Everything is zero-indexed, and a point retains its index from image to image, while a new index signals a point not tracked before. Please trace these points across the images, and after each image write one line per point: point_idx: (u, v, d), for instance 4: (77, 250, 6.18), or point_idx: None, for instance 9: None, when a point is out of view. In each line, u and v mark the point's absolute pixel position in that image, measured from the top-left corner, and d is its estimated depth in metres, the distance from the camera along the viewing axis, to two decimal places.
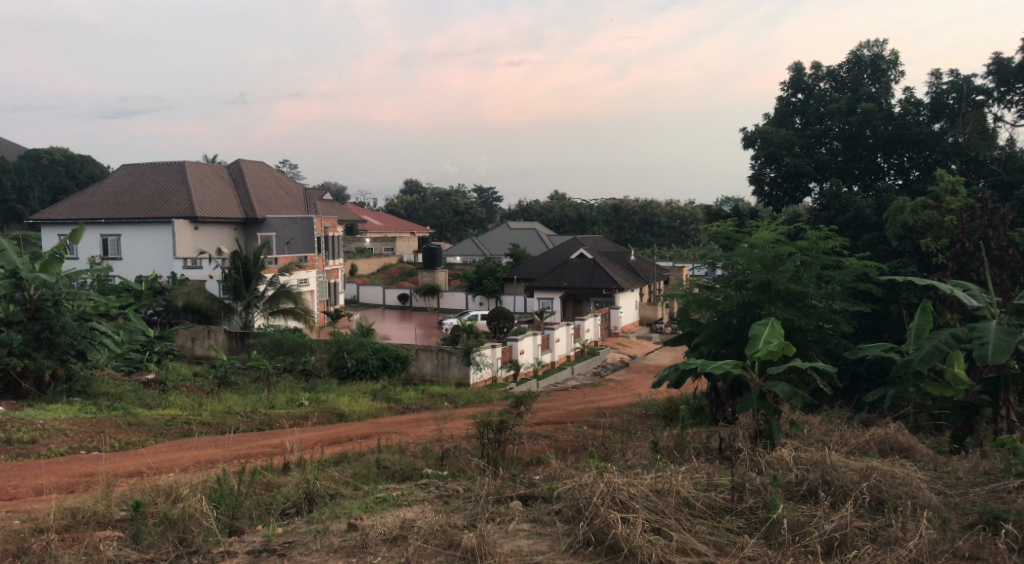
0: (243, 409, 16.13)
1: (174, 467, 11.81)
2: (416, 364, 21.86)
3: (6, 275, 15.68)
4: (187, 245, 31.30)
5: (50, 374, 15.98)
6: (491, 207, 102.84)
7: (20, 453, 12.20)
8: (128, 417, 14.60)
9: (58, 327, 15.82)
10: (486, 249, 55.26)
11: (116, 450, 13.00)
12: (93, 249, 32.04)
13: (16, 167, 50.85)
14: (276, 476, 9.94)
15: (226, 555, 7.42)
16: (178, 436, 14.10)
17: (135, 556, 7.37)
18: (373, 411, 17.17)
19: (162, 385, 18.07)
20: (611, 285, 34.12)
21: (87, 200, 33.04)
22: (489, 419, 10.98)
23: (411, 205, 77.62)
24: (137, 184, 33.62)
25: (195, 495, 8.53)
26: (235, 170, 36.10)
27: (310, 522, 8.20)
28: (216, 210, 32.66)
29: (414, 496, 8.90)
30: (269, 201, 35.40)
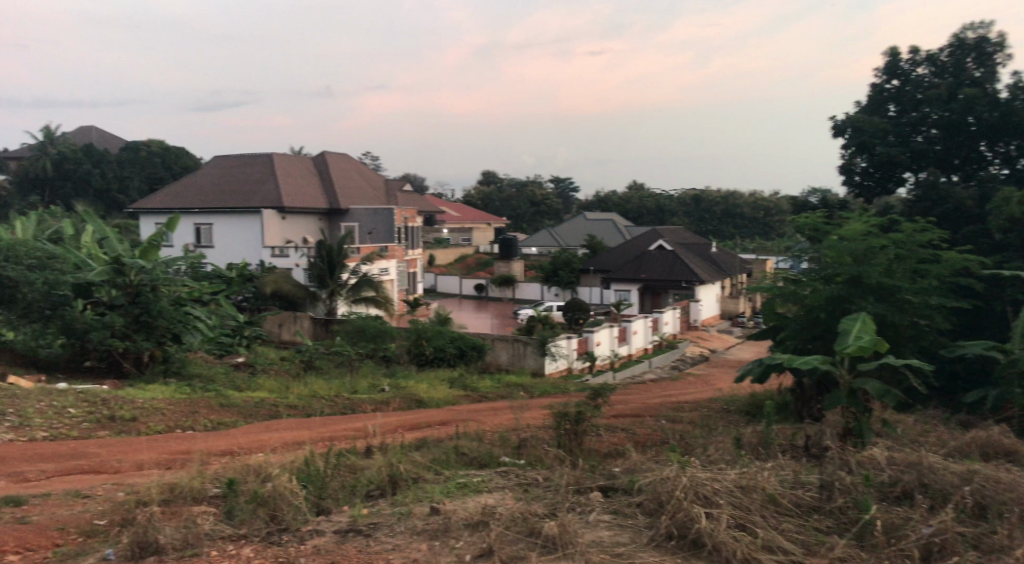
0: (326, 393, 16.61)
1: (262, 447, 12.26)
2: (492, 354, 22.08)
3: (109, 261, 16.41)
4: (274, 234, 32.33)
5: (149, 355, 16.82)
6: (569, 198, 102.58)
7: (123, 430, 12.87)
8: (220, 398, 15.21)
9: (155, 311, 16.55)
10: (563, 240, 55.16)
11: (210, 429, 13.59)
12: (186, 237, 33.35)
13: (117, 159, 53.29)
14: (359, 459, 10.17)
15: (315, 534, 7.67)
16: (267, 418, 14.64)
17: (229, 532, 7.60)
18: (451, 398, 17.42)
19: (251, 368, 18.81)
20: (690, 277, 33.64)
21: (182, 190, 34.44)
22: (566, 410, 10.97)
23: (488, 196, 78.12)
24: (228, 175, 34.85)
25: (284, 474, 8.81)
26: (320, 162, 37.09)
27: (394, 505, 8.40)
28: (302, 201, 33.59)
29: (494, 483, 9.02)
30: (352, 192, 36.25)
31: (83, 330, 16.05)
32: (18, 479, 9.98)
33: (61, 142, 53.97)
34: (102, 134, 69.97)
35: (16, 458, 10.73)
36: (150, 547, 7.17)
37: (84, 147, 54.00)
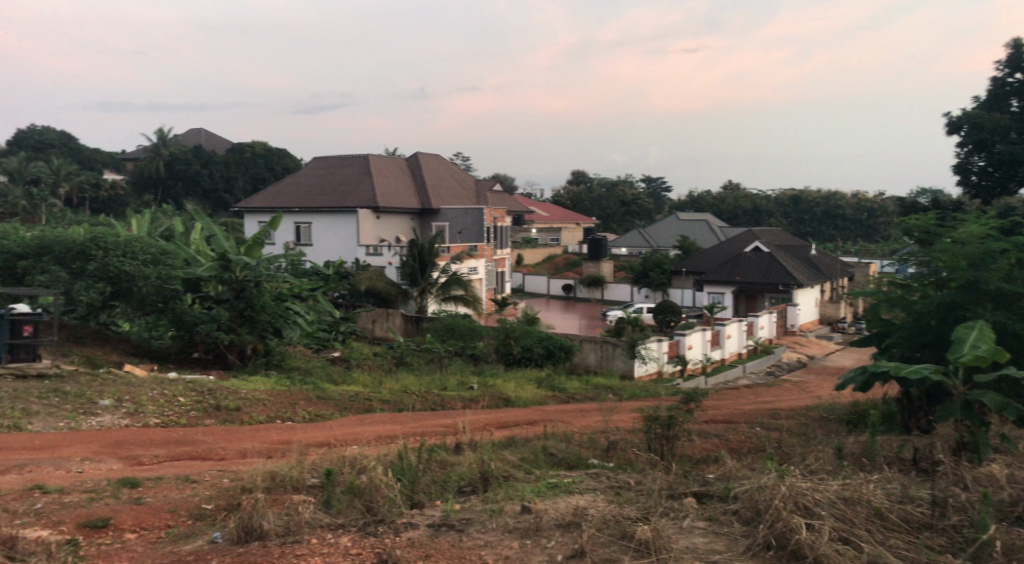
0: (418, 389, 16.89)
1: (357, 440, 12.58)
2: (580, 355, 21.98)
3: (217, 258, 17.22)
4: (369, 233, 33.12)
5: (252, 348, 17.55)
6: (660, 197, 101.20)
7: (227, 418, 13.45)
8: (317, 391, 15.68)
9: (258, 306, 17.28)
10: (654, 240, 54.48)
11: (307, 420, 14.04)
12: (287, 236, 34.56)
13: (223, 160, 55.74)
14: (449, 454, 10.29)
15: (410, 526, 7.82)
16: (361, 411, 15.02)
17: (328, 521, 7.81)
18: (539, 398, 17.45)
19: (346, 363, 19.36)
20: (788, 280, 32.66)
21: (283, 191, 35.72)
22: (658, 414, 10.80)
23: (578, 195, 77.94)
24: (326, 176, 35.94)
25: (379, 466, 9.01)
26: (413, 162, 37.81)
27: (486, 501, 8.48)
28: (396, 201, 34.32)
29: (585, 484, 8.97)
30: (444, 192, 36.78)
31: (192, 323, 16.80)
32: (133, 462, 10.55)
33: (173, 144, 56.88)
34: (209, 136, 73.34)
35: (131, 442, 11.34)
36: (254, 532, 7.41)
37: (194, 148, 56.73)
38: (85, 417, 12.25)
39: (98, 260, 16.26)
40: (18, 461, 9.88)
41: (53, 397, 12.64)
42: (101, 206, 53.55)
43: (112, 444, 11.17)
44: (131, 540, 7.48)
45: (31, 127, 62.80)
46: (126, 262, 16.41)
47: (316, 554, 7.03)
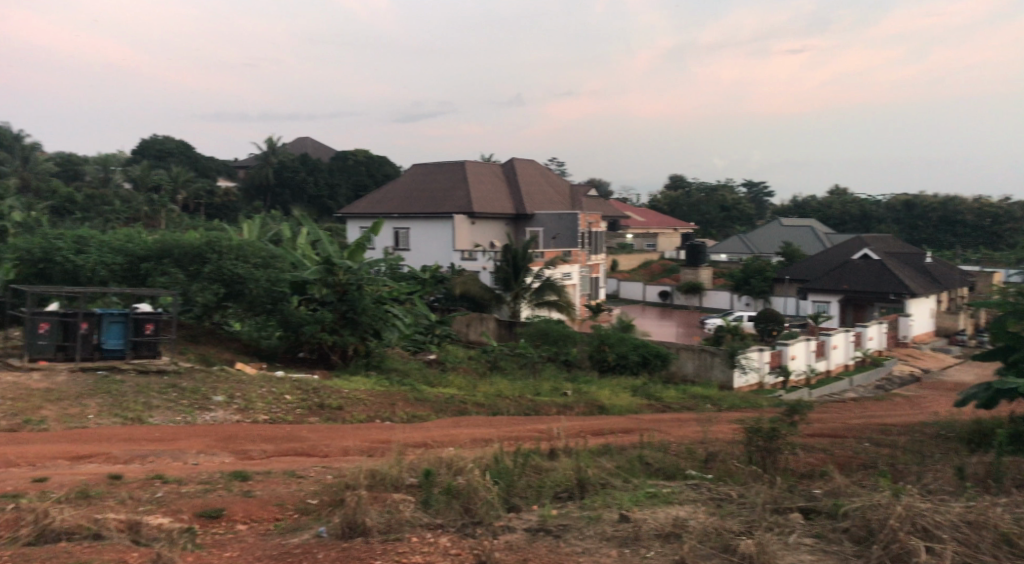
0: (512, 394, 16.97)
1: (453, 441, 12.73)
2: (677, 364, 21.61)
3: (321, 261, 17.75)
4: (465, 238, 33.55)
5: (353, 349, 18.07)
6: (762, 203, 98.38)
7: (330, 417, 13.87)
8: (415, 393, 15.96)
9: (360, 309, 17.76)
10: (755, 247, 53.09)
11: (406, 421, 14.32)
12: (387, 241, 35.41)
13: (328, 167, 57.72)
14: (545, 460, 10.24)
15: (507, 530, 7.84)
16: (457, 414, 15.20)
17: (427, 521, 7.89)
18: (634, 407, 17.24)
19: (442, 365, 19.67)
20: (900, 289, 31.24)
21: (384, 197, 36.65)
22: (759, 426, 10.49)
23: (676, 200, 76.83)
24: (425, 182, 36.64)
25: (477, 469, 9.06)
26: (510, 168, 38.09)
27: (583, 508, 8.42)
28: (492, 206, 34.64)
29: (685, 495, 8.78)
30: (540, 198, 36.90)
31: (298, 324, 17.35)
32: (243, 456, 11.01)
33: (281, 153, 59.31)
34: (316, 144, 76.04)
35: (241, 437, 11.83)
36: (358, 528, 7.55)
37: (301, 156, 58.96)
38: (199, 412, 12.85)
39: (213, 263, 17.04)
40: (140, 452, 10.45)
41: (171, 392, 13.34)
42: (216, 212, 56.35)
43: (224, 438, 11.68)
44: (242, 531, 7.79)
45: (154, 137, 66.71)
46: (239, 265, 17.16)
47: (416, 552, 7.13)
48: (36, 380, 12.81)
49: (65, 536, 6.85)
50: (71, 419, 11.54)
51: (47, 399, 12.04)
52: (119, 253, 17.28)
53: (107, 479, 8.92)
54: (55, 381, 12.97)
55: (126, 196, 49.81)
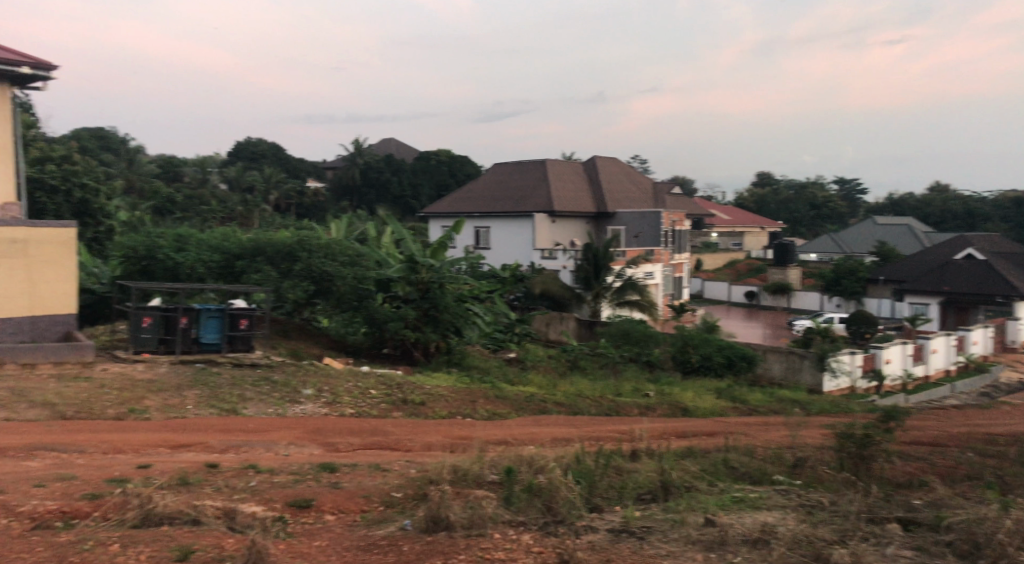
0: (592, 394, 16.87)
1: (534, 440, 12.74)
2: (764, 366, 21.13)
3: (404, 260, 18.05)
4: (545, 237, 33.56)
5: (435, 346, 18.32)
6: (856, 201, 94.83)
7: (413, 412, 14.09)
8: (496, 390, 16.05)
9: (441, 306, 18.00)
10: (847, 246, 51.30)
11: (487, 418, 14.41)
12: (468, 240, 35.75)
13: (411, 168, 58.78)
14: (627, 461, 10.10)
15: (590, 530, 7.79)
16: (537, 412, 15.22)
17: (509, 518, 7.91)
18: (719, 409, 16.90)
19: (523, 364, 19.73)
20: (1009, 292, 29.76)
21: (466, 196, 37.01)
22: (852, 432, 10.12)
23: (763, 198, 74.96)
24: (506, 181, 36.83)
25: (559, 468, 9.02)
26: (591, 166, 37.87)
27: (667, 511, 8.30)
28: (573, 205, 34.54)
29: (773, 501, 8.55)
30: (621, 196, 36.56)
31: (383, 321, 17.72)
32: (330, 448, 11.31)
33: (367, 154, 60.70)
34: (400, 145, 77.50)
35: (329, 430, 12.15)
36: (442, 522, 7.60)
37: (386, 157, 60.21)
38: (290, 405, 13.27)
39: (303, 261, 17.58)
40: (235, 442, 10.86)
41: (263, 385, 13.82)
42: (305, 211, 58.12)
43: (313, 431, 12.02)
44: (330, 521, 7.99)
45: (248, 139, 69.30)
46: (328, 263, 17.60)
47: (500, 549, 7.15)
48: (139, 372, 13.48)
49: (167, 520, 7.14)
50: (171, 409, 12.08)
51: (150, 389, 12.65)
52: (216, 251, 18.05)
53: (205, 467, 9.29)
54: (157, 372, 13.61)
55: (221, 196, 52.01)
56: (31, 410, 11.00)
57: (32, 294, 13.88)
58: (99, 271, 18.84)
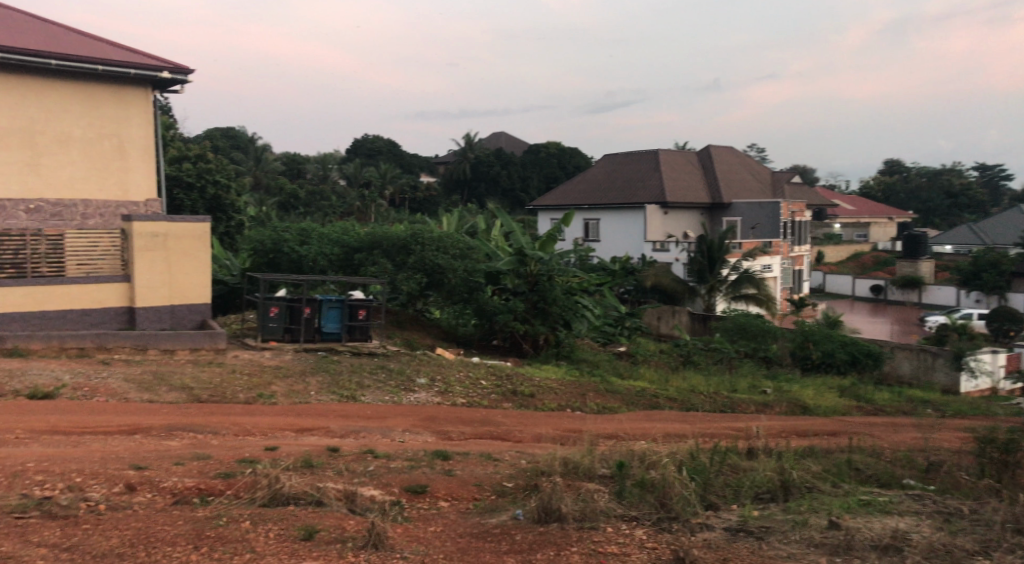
0: (706, 389, 16.50)
1: (646, 435, 12.59)
2: (892, 364, 20.08)
3: (514, 252, 18.21)
4: (657, 229, 33.05)
5: (544, 339, 18.39)
6: (997, 188, 88.40)
7: (523, 404, 14.20)
8: (606, 384, 15.95)
9: (551, 299, 18.06)
10: (988, 237, 47.89)
11: (597, 412, 14.35)
12: (578, 232, 35.69)
13: (521, 161, 59.23)
14: (744, 459, 9.82)
15: (705, 527, 7.61)
16: (648, 407, 15.03)
17: (621, 512, 7.83)
18: (842, 408, 16.19)
19: (634, 358, 19.53)
20: None
21: (576, 188, 36.91)
22: (993, 436, 9.47)
23: (892, 186, 71.04)
24: (618, 172, 36.46)
25: (673, 464, 8.86)
26: (706, 156, 36.96)
27: (787, 511, 8.02)
28: (686, 196, 33.83)
29: (904, 506, 8.13)
30: (737, 186, 35.52)
31: (492, 312, 18.03)
32: (443, 436, 11.54)
33: (478, 148, 61.51)
34: (510, 139, 78.06)
35: (442, 418, 12.40)
36: (553, 513, 7.61)
37: (497, 151, 60.83)
38: (405, 393, 13.64)
39: (417, 254, 17.94)
40: (354, 427, 11.26)
41: (380, 373, 14.28)
42: (418, 206, 59.56)
43: (427, 419, 12.29)
44: (444, 507, 8.16)
45: (364, 136, 71.59)
46: (440, 256, 17.91)
47: (613, 543, 7.09)
48: (267, 358, 14.20)
49: (293, 501, 7.48)
50: (295, 395, 12.64)
51: (276, 375, 13.29)
52: (336, 244, 18.77)
53: (327, 451, 9.68)
54: (283, 359, 14.28)
55: (340, 192, 54.07)
56: (171, 393, 11.76)
57: (172, 284, 14.83)
58: (230, 262, 19.88)
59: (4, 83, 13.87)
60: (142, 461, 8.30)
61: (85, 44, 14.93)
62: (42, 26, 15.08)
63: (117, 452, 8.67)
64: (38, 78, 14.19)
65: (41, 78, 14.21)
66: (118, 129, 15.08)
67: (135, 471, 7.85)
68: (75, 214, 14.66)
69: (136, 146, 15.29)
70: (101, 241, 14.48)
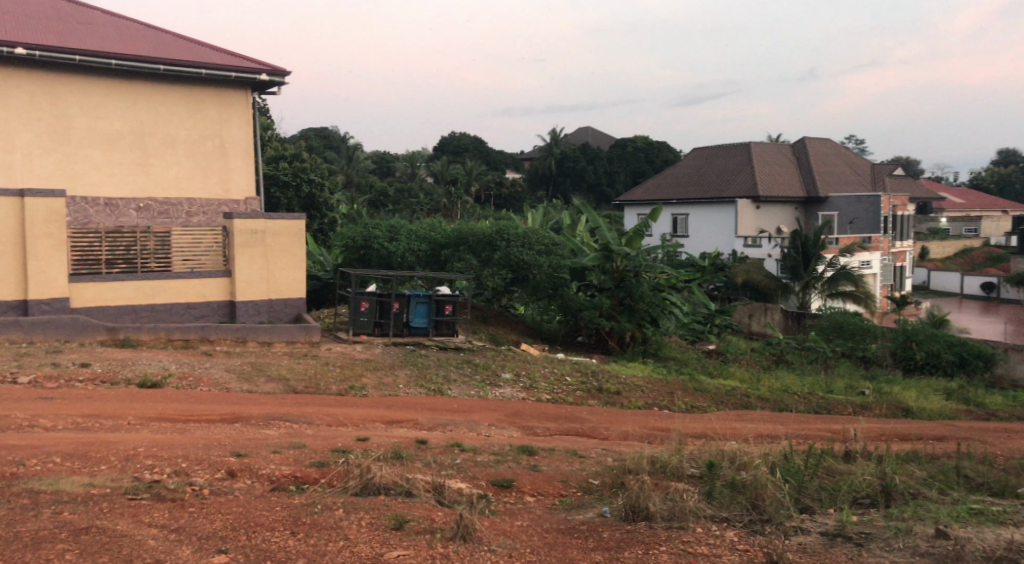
0: (800, 390, 16.00)
1: (737, 435, 12.32)
2: (1004, 366, 18.99)
3: (600, 248, 18.09)
4: (748, 224, 32.26)
5: (631, 336, 18.21)
6: None
7: (609, 401, 14.11)
8: (695, 382, 15.67)
9: (637, 296, 17.88)
10: None
11: (685, 411, 14.12)
12: (665, 228, 35.21)
13: (607, 156, 58.78)
14: (841, 462, 9.48)
15: (800, 531, 7.38)
16: (739, 407, 14.70)
17: (711, 513, 7.67)
18: (948, 412, 15.43)
19: (723, 356, 19.12)
20: None
21: (664, 183, 36.40)
22: None
23: (1005, 178, 67.11)
24: (707, 166, 35.76)
25: (766, 465, 8.62)
26: (800, 149, 35.83)
27: (889, 518, 7.70)
28: (779, 190, 32.89)
29: (1020, 517, 7.68)
30: (833, 179, 34.30)
31: (577, 309, 17.99)
32: (529, 432, 11.59)
33: (564, 144, 61.43)
34: (597, 134, 77.57)
35: (528, 414, 12.44)
36: (642, 512, 7.54)
37: (583, 146, 60.57)
38: (491, 388, 13.75)
39: (502, 250, 18.00)
40: (441, 420, 11.43)
41: (466, 367, 14.44)
42: (503, 202, 59.99)
43: (513, 414, 12.36)
44: (531, 502, 8.18)
45: (451, 134, 72.48)
46: (525, 252, 17.90)
47: (703, 544, 6.96)
48: (358, 352, 14.55)
49: (383, 490, 7.65)
50: (385, 387, 12.93)
51: (367, 367, 13.61)
52: (424, 240, 19.09)
53: (416, 443, 9.85)
54: (373, 352, 14.63)
55: (427, 189, 54.90)
56: (268, 384, 12.20)
57: (270, 279, 15.38)
58: (323, 258, 20.43)
59: (115, 89, 14.66)
60: (242, 449, 8.64)
61: (190, 49, 15.60)
62: (150, 33, 15.84)
63: (219, 440, 9.07)
64: (146, 83, 14.93)
65: (149, 83, 14.95)
66: (219, 130, 15.71)
67: (235, 458, 8.18)
68: (180, 213, 15.43)
69: (235, 146, 15.89)
70: (206, 237, 15.17)
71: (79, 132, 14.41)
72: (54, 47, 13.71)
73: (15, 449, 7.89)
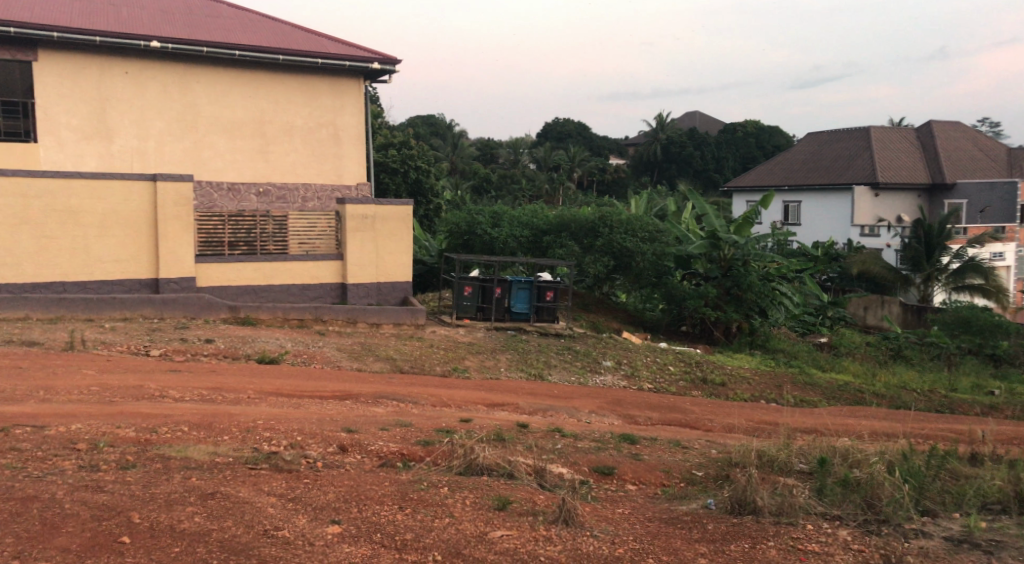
0: (920, 387, 15.23)
1: (851, 432, 11.83)
2: None
3: (707, 236, 17.74)
4: (865, 213, 30.83)
5: (737, 327, 17.72)
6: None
7: (714, 392, 13.82)
8: (805, 376, 15.15)
9: (746, 285, 17.37)
10: None
11: (794, 405, 13.64)
12: (776, 216, 34.11)
13: (715, 141, 57.30)
14: (966, 464, 8.97)
15: (922, 535, 7.01)
16: (852, 403, 14.11)
17: (822, 511, 7.40)
18: None
19: (835, 350, 18.38)
20: None
21: (776, 169, 35.21)
22: None
23: None
24: (822, 151, 34.35)
25: (883, 463, 8.23)
26: (925, 133, 33.92)
27: (1022, 526, 7.23)
28: (900, 176, 31.24)
29: None
30: (962, 165, 32.30)
31: (681, 298, 17.62)
32: (630, 420, 11.50)
33: (670, 129, 60.24)
34: (705, 119, 75.67)
35: (629, 403, 12.32)
36: (748, 506, 7.37)
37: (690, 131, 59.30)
38: (591, 374, 13.72)
39: (605, 237, 17.91)
40: (543, 405, 11.49)
41: (567, 354, 14.45)
42: (606, 188, 59.49)
43: (614, 402, 12.27)
44: (632, 491, 8.13)
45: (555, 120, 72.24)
46: (629, 239, 17.73)
47: (814, 541, 6.72)
48: (462, 335, 14.78)
49: (486, 471, 7.75)
50: (487, 370, 13.12)
51: (470, 351, 13.81)
52: (527, 227, 19.19)
53: (518, 426, 9.93)
54: (476, 336, 14.83)
55: (531, 175, 54.92)
56: (376, 362, 12.59)
57: (379, 263, 15.81)
58: (429, 243, 20.74)
59: (237, 80, 15.34)
60: (353, 425, 8.95)
61: (307, 39, 16.14)
62: (271, 24, 16.49)
63: (331, 416, 9.42)
64: (267, 74, 15.54)
65: (270, 73, 15.56)
66: (334, 118, 16.24)
67: (346, 434, 8.48)
68: (297, 198, 16.05)
69: (348, 134, 16.39)
70: (319, 222, 15.73)
71: (205, 120, 15.16)
72: (184, 39, 14.50)
73: (147, 417, 8.43)
